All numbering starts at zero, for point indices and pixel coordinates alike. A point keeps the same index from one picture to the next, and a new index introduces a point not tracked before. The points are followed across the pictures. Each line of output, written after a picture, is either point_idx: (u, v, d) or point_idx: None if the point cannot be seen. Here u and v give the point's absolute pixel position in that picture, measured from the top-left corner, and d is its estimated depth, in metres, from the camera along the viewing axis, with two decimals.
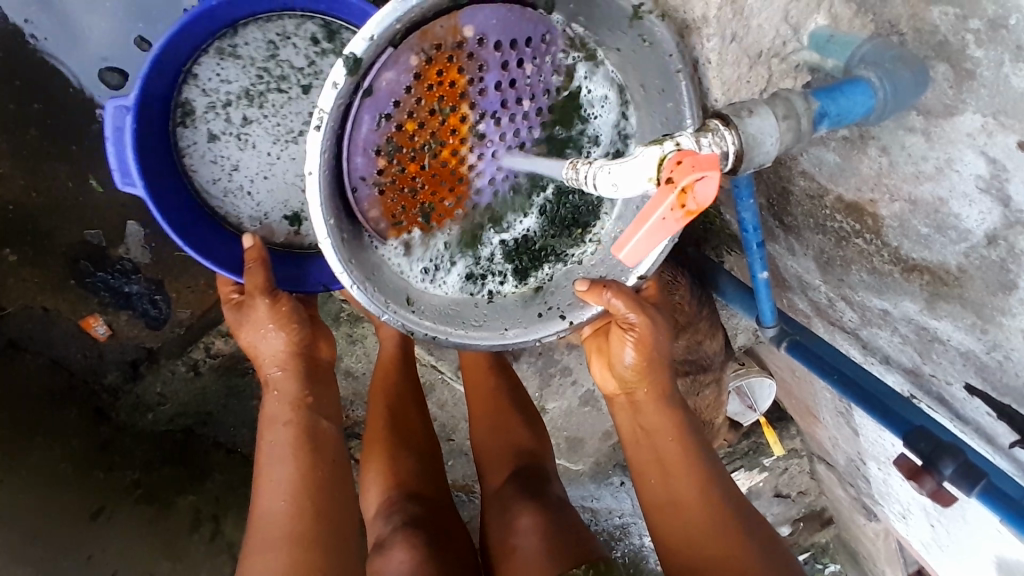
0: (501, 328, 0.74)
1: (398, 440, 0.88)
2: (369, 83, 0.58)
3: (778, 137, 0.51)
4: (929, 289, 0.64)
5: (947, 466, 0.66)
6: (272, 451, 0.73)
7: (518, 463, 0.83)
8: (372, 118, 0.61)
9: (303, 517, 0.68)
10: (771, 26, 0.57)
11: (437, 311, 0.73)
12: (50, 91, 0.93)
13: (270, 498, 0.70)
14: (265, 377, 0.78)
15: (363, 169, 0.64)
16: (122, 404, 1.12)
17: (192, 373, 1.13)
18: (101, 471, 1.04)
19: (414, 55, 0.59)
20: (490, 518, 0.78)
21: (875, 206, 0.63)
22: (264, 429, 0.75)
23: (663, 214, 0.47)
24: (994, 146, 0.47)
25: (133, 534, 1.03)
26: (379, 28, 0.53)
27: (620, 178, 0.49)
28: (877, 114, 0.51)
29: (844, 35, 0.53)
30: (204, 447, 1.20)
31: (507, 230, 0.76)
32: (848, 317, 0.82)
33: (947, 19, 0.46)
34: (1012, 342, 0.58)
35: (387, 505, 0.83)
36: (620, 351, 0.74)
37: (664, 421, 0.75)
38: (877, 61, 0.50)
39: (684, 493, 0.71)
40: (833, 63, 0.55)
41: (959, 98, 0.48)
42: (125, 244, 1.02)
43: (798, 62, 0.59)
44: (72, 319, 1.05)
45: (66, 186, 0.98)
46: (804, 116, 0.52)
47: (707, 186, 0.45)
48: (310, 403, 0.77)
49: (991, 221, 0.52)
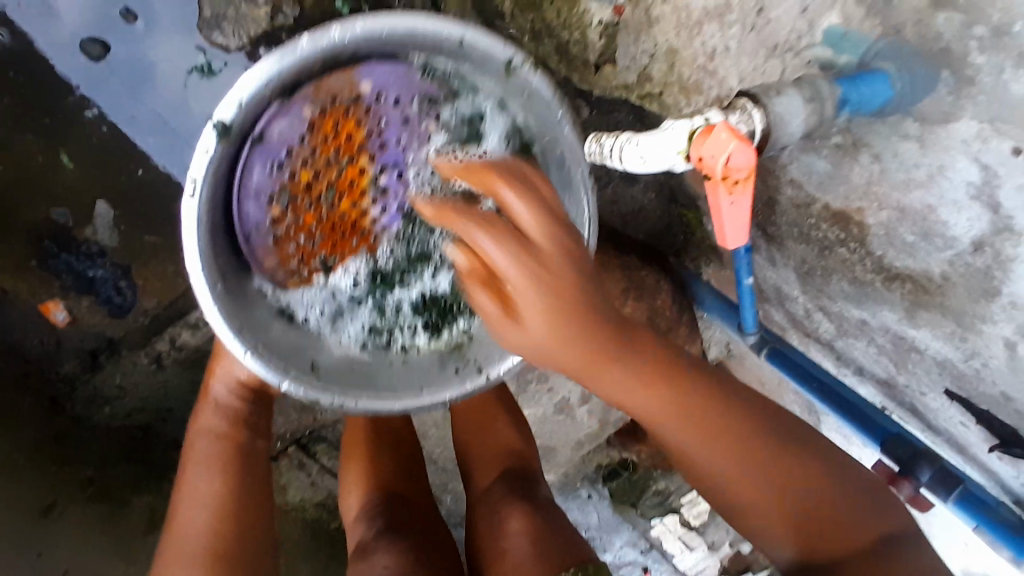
0: (417, 389, 0.68)
1: (380, 445, 0.84)
2: (260, 130, 0.63)
3: (804, 118, 0.52)
4: (910, 298, 0.66)
5: (925, 473, 0.68)
6: (198, 462, 0.73)
7: (507, 465, 0.81)
8: (265, 165, 0.65)
9: (222, 540, 0.70)
10: (787, 21, 0.57)
11: (345, 372, 0.69)
12: (23, 62, 0.90)
13: (188, 506, 0.71)
14: (209, 387, 0.78)
15: (254, 215, 0.67)
16: (78, 396, 1.06)
17: (155, 366, 1.07)
18: (52, 465, 0.98)
19: (307, 106, 0.64)
20: (479, 522, 0.75)
21: (862, 214, 0.65)
22: (192, 438, 0.75)
23: (728, 198, 0.46)
24: (987, 152, 0.50)
25: (87, 534, 0.97)
26: (248, 93, 0.59)
27: (647, 151, 0.50)
28: (892, 107, 0.53)
29: (857, 32, 0.54)
30: (162, 446, 1.12)
31: (423, 280, 0.73)
32: (824, 328, 0.84)
33: (951, 25, 0.48)
34: (992, 350, 0.60)
35: (367, 508, 0.78)
36: (610, 383, 0.56)
37: (692, 435, 0.59)
38: (892, 55, 0.52)
39: (752, 483, 0.59)
40: (846, 60, 0.56)
41: (956, 105, 0.50)
42: (94, 226, 0.98)
43: (810, 59, 0.57)
44: (31, 303, 1.00)
45: (37, 161, 0.94)
46: (828, 101, 0.52)
47: (740, 154, 0.43)
48: (250, 422, 0.78)
49: (980, 227, 0.54)
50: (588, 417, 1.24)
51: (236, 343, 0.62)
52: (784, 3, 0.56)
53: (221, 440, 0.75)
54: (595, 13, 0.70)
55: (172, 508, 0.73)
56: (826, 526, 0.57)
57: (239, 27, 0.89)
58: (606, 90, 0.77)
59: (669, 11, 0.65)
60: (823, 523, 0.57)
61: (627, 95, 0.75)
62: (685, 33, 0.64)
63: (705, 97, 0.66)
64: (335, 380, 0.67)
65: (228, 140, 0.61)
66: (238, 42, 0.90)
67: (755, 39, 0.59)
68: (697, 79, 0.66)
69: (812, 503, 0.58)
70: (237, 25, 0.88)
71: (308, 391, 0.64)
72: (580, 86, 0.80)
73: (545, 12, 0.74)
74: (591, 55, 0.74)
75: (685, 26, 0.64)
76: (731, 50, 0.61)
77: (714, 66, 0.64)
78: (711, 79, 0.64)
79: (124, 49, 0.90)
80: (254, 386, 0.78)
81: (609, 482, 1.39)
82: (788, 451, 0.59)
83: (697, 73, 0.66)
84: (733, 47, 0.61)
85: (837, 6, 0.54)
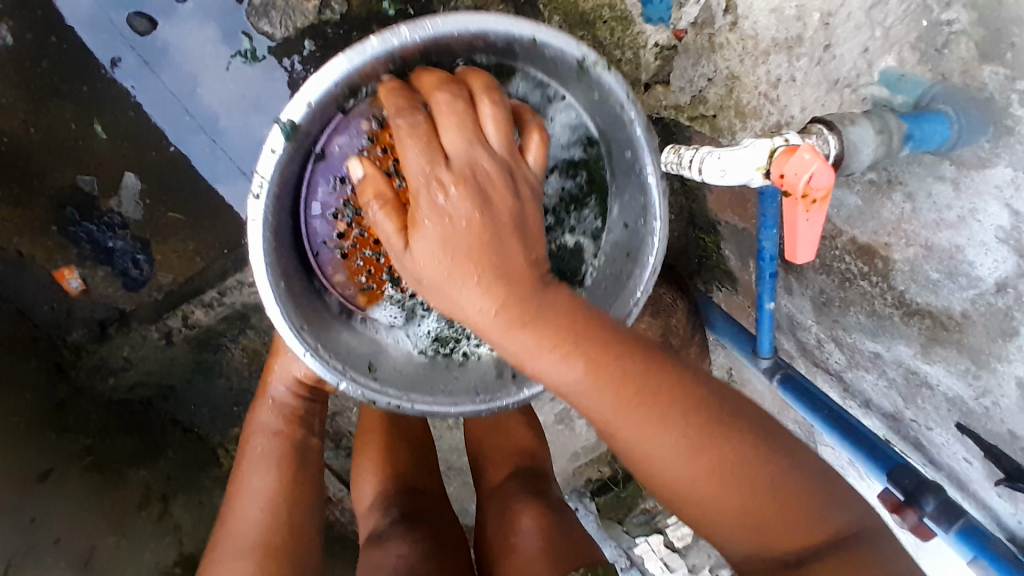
0: (470, 397, 0.70)
1: (403, 439, 0.85)
2: (321, 149, 0.66)
3: (874, 147, 0.53)
4: (926, 334, 0.68)
5: (930, 502, 0.69)
6: (254, 457, 0.77)
7: (518, 465, 0.82)
8: (328, 182, 0.68)
9: (276, 530, 0.72)
10: (849, 59, 0.58)
11: (402, 375, 0.72)
12: (68, 28, 0.90)
13: (245, 504, 0.74)
14: (267, 385, 0.82)
15: (323, 233, 0.70)
16: (83, 365, 1.06)
17: (164, 342, 1.08)
18: (53, 432, 0.97)
19: (365, 121, 0.66)
20: (488, 515, 0.77)
21: (888, 249, 0.67)
22: (249, 434, 0.79)
23: (806, 216, 0.49)
24: (1020, 199, 0.52)
25: (84, 503, 0.96)
26: (316, 95, 0.60)
27: (729, 167, 0.52)
28: (949, 146, 0.54)
29: (914, 75, 0.55)
30: (161, 423, 1.14)
31: None
32: (834, 358, 0.86)
33: (997, 78, 0.49)
34: (1004, 389, 0.63)
35: (384, 496, 0.79)
36: (551, 361, 0.51)
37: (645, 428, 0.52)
38: (948, 97, 0.53)
39: (708, 477, 0.52)
40: (901, 100, 0.56)
41: (994, 152, 0.52)
42: (118, 196, 0.98)
43: (865, 96, 0.59)
44: (46, 268, 0.99)
45: (69, 127, 0.94)
46: (895, 134, 0.53)
47: (821, 174, 0.46)
48: (303, 420, 0.81)
49: (1004, 270, 0.57)
50: (587, 429, 1.26)
51: (300, 346, 0.65)
52: (848, 40, 0.58)
53: (276, 437, 0.79)
54: (651, 35, 0.77)
55: (228, 505, 0.75)
56: (795, 529, 0.53)
57: (287, 15, 0.90)
58: (653, 110, 0.83)
59: (734, 39, 0.68)
60: (789, 524, 0.53)
61: (678, 116, 0.80)
62: (749, 61, 0.67)
63: (762, 123, 0.69)
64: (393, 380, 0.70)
65: (302, 156, 0.65)
66: (285, 30, 0.91)
67: (819, 73, 0.61)
68: (757, 105, 0.68)
69: (777, 494, 0.52)
70: (286, 15, 0.90)
71: (367, 392, 0.67)
72: None
73: (598, 29, 0.80)
74: (644, 75, 0.80)
75: (750, 54, 0.67)
76: (796, 80, 0.63)
77: (777, 95, 0.66)
78: (772, 107, 0.67)
79: (170, 27, 0.91)
80: (310, 385, 0.82)
81: (597, 496, 1.36)
82: (755, 440, 0.53)
83: (758, 99, 0.68)
84: (798, 78, 0.63)
85: (895, 49, 0.55)
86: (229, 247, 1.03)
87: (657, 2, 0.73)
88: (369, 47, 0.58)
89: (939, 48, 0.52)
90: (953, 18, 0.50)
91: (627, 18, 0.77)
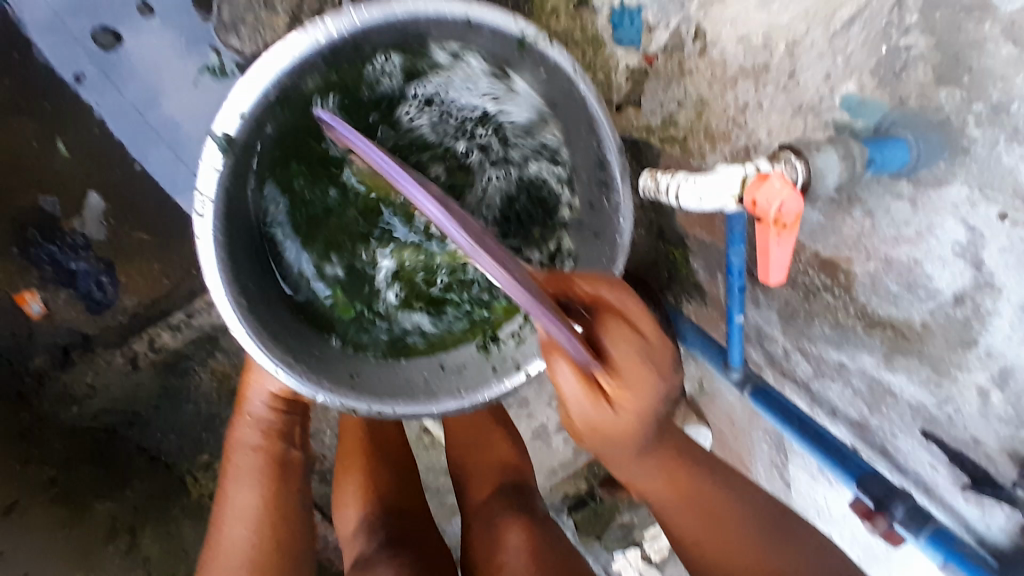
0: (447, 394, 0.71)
1: (383, 455, 0.85)
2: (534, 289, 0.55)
3: (838, 172, 0.55)
4: (889, 344, 0.71)
5: (899, 509, 0.71)
6: (238, 475, 0.76)
7: (501, 480, 0.81)
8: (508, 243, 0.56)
9: (264, 546, 0.72)
10: (812, 84, 0.60)
11: (380, 381, 0.71)
12: (29, 44, 0.90)
13: (232, 524, 0.73)
14: (243, 403, 0.79)
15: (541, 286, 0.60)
16: (46, 393, 1.03)
17: (129, 367, 1.05)
18: (17, 464, 0.94)
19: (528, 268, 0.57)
20: (472, 534, 0.76)
21: (850, 263, 0.69)
22: (230, 452, 0.78)
23: (777, 241, 0.50)
24: (975, 215, 0.55)
25: (45, 535, 0.92)
26: (248, 106, 0.60)
27: (705, 194, 0.55)
28: (910, 169, 0.56)
29: (873, 100, 0.57)
30: (125, 451, 1.09)
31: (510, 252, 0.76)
32: (801, 368, 0.88)
33: (953, 100, 0.52)
34: (965, 397, 0.65)
35: (368, 519, 0.78)
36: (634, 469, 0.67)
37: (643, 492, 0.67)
38: (909, 123, 0.55)
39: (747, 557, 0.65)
40: (863, 124, 0.59)
41: (949, 170, 0.55)
42: (82, 217, 0.97)
43: (829, 121, 0.61)
44: (6, 292, 0.97)
45: (31, 147, 0.93)
46: (860, 159, 0.55)
47: (791, 201, 0.48)
48: (282, 433, 0.79)
49: (962, 282, 0.59)
50: (564, 445, 1.25)
51: (271, 363, 0.64)
52: (811, 68, 0.60)
53: (258, 453, 0.77)
54: (621, 57, 0.80)
55: (215, 524, 0.75)
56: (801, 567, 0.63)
57: None
58: (626, 130, 0.86)
59: (704, 66, 0.70)
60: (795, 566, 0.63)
61: (648, 138, 0.82)
62: (719, 87, 0.69)
63: (731, 146, 0.70)
64: (371, 388, 0.70)
65: (238, 169, 0.64)
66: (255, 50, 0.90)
67: (785, 99, 0.63)
68: (727, 128, 0.70)
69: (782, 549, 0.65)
70: (257, 34, 0.89)
71: (348, 402, 0.66)
72: None
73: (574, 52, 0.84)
74: (616, 95, 0.84)
75: (719, 80, 0.69)
76: (763, 106, 0.65)
77: (744, 121, 0.68)
78: (741, 130, 0.68)
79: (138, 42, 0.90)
80: (288, 398, 0.79)
81: (574, 512, 1.31)
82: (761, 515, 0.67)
83: (726, 123, 0.70)
84: (765, 104, 0.65)
85: (854, 76, 0.57)
86: (196, 268, 1.01)
87: (627, 25, 0.76)
88: (296, 44, 0.59)
89: (897, 72, 0.55)
90: (910, 44, 0.53)
91: (596, 41, 0.81)
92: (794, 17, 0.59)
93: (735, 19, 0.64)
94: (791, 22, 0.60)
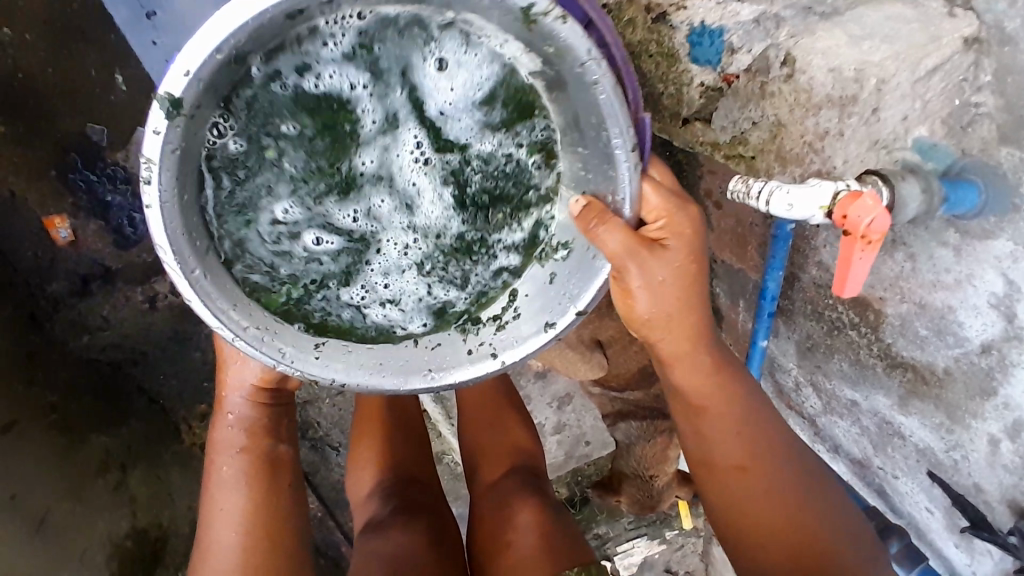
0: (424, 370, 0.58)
1: (398, 423, 0.85)
2: None
3: (918, 204, 0.57)
4: (907, 387, 0.73)
5: (894, 544, 0.78)
6: (217, 475, 0.68)
7: (517, 462, 0.83)
8: None
9: (253, 545, 0.65)
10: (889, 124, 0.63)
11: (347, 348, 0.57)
12: None
13: (217, 524, 0.66)
14: (221, 398, 0.70)
15: None
16: (60, 319, 1.02)
17: (147, 306, 1.04)
18: (21, 384, 0.92)
19: None
20: (486, 509, 0.77)
21: (882, 303, 0.71)
22: (211, 452, 0.69)
23: (861, 254, 0.55)
24: (1016, 270, 0.58)
25: (44, 466, 0.90)
26: (199, 64, 0.43)
27: (798, 202, 0.56)
28: (976, 212, 0.58)
29: (944, 147, 0.60)
30: (127, 390, 1.09)
31: (491, 253, 0.60)
32: (811, 403, 0.90)
33: (1012, 159, 0.55)
34: (974, 445, 0.68)
35: (383, 486, 0.79)
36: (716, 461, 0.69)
37: (732, 438, 0.66)
38: (978, 173, 0.57)
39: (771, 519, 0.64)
40: (933, 167, 0.61)
41: (998, 226, 0.58)
42: (127, 150, 0.96)
43: (900, 159, 0.64)
44: (36, 213, 0.96)
45: (87, 74, 0.92)
46: (937, 194, 0.57)
47: (881, 219, 0.52)
48: (269, 428, 0.70)
49: (991, 333, 0.62)
50: (557, 447, 1.24)
51: (228, 328, 0.52)
52: (893, 107, 0.62)
53: (243, 453, 0.68)
54: (696, 75, 0.75)
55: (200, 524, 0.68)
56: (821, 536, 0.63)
57: None
58: (688, 144, 0.81)
59: (788, 90, 0.68)
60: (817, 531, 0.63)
61: (713, 152, 0.79)
62: (799, 112, 0.68)
63: (803, 169, 0.70)
64: (337, 354, 0.56)
65: (186, 161, 0.47)
66: None
67: (865, 132, 0.64)
68: (801, 151, 0.70)
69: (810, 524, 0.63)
70: None
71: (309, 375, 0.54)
72: (659, 133, 0.84)
73: (642, 62, 0.78)
74: (685, 109, 0.78)
75: (801, 105, 0.68)
76: (843, 135, 0.66)
77: (823, 146, 0.68)
78: (816, 155, 0.68)
79: None
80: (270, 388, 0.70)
81: None
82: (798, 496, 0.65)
83: (802, 147, 0.70)
84: (846, 133, 0.65)
85: (929, 121, 0.61)
86: None
87: (706, 45, 0.72)
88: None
89: (964, 125, 0.58)
90: (981, 101, 0.56)
91: (671, 56, 0.75)
92: (885, 57, 0.59)
93: (827, 51, 0.63)
94: (882, 61, 0.60)
